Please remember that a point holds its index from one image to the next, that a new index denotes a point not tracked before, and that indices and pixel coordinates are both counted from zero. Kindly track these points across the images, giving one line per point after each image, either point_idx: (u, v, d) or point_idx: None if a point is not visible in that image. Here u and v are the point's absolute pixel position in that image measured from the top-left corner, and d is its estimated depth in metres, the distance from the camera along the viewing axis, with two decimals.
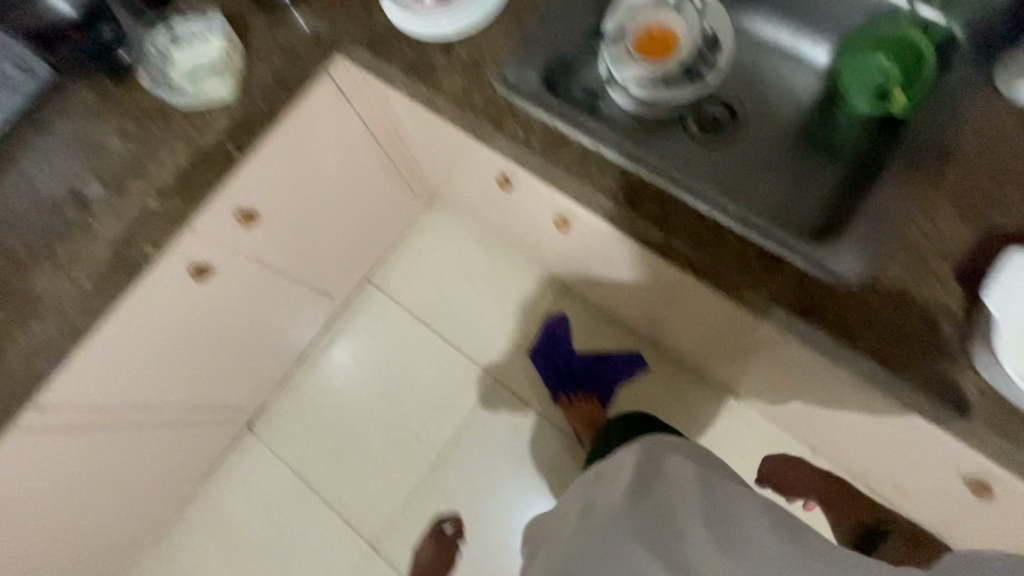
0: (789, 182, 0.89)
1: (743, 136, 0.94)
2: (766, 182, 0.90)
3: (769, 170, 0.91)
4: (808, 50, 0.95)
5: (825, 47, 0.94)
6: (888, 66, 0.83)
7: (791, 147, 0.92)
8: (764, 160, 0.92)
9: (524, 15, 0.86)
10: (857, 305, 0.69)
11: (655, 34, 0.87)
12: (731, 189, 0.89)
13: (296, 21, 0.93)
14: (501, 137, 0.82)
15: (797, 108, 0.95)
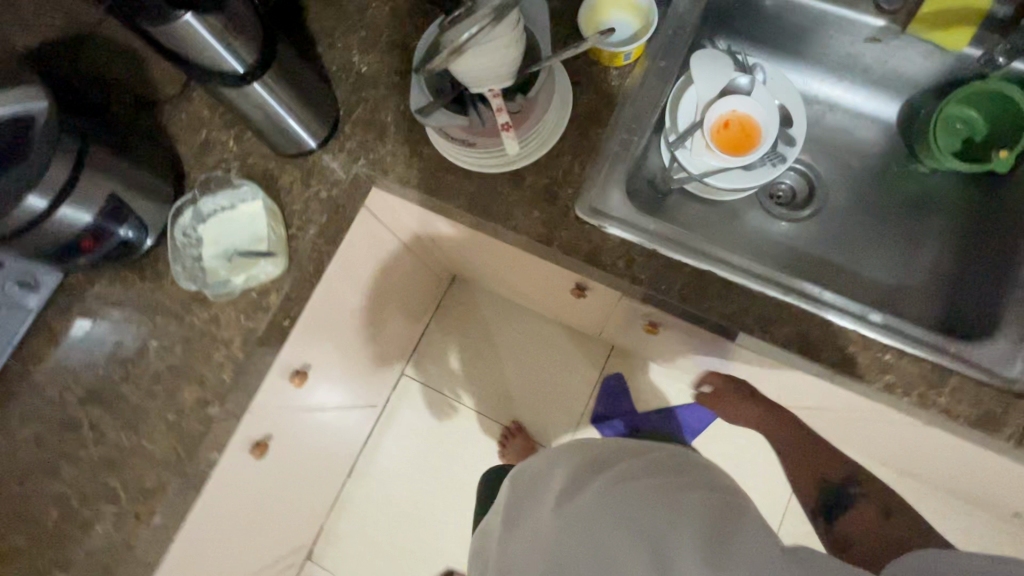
0: (887, 253, 0.85)
1: (825, 207, 0.90)
2: (862, 255, 0.86)
3: (861, 242, 0.87)
4: (876, 105, 0.90)
5: (895, 102, 0.88)
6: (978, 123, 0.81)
7: (878, 212, 0.88)
8: (855, 234, 0.88)
9: (595, 127, 0.77)
10: None
11: (732, 124, 0.81)
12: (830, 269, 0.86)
13: (331, 167, 0.82)
14: (600, 271, 0.74)
15: (874, 166, 0.90)
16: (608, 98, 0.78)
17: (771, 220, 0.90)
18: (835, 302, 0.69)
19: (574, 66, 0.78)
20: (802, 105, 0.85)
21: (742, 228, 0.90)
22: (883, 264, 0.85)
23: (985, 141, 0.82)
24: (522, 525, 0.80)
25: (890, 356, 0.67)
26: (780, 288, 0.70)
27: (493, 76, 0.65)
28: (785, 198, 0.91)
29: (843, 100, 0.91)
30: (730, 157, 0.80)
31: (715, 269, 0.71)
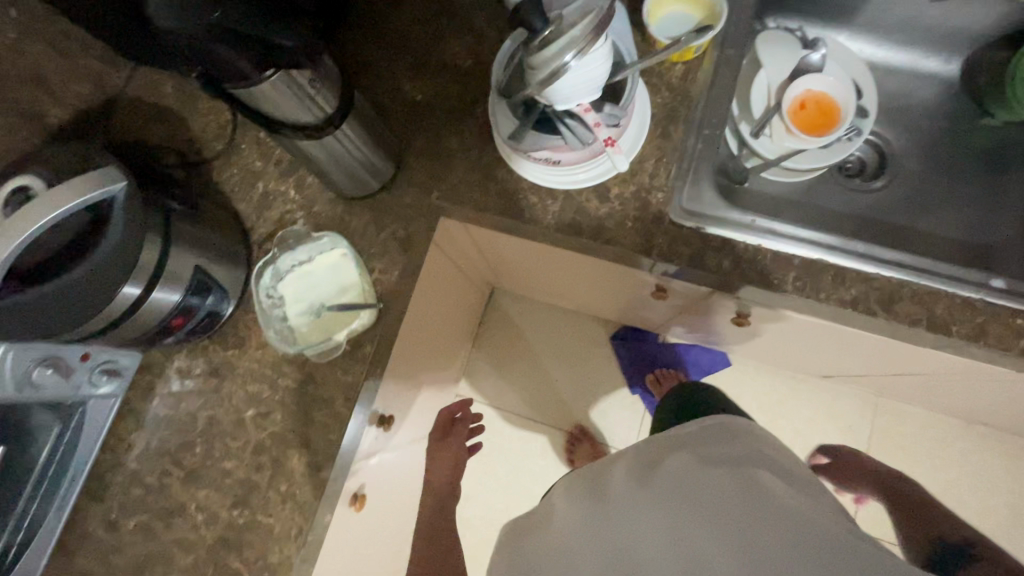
0: (971, 211, 0.84)
1: (899, 173, 0.89)
2: (944, 216, 0.85)
3: (941, 202, 0.86)
4: (934, 66, 0.88)
5: (955, 60, 0.87)
6: None
7: (953, 171, 0.87)
8: (934, 197, 0.86)
9: (673, 128, 0.75)
10: None
11: (808, 103, 0.79)
12: (915, 236, 0.85)
13: (401, 203, 0.79)
14: (707, 273, 0.72)
15: (941, 127, 0.89)
16: (683, 95, 0.76)
17: (847, 194, 0.89)
18: (953, 271, 0.67)
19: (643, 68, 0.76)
20: (870, 75, 0.83)
21: (819, 205, 0.88)
22: (968, 222, 0.84)
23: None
24: (562, 529, 0.68)
25: (1021, 320, 0.66)
26: (894, 265, 0.68)
27: (583, 91, 0.63)
28: (855, 170, 0.90)
29: (899, 63, 0.90)
30: (813, 137, 0.77)
31: (825, 256, 0.69)
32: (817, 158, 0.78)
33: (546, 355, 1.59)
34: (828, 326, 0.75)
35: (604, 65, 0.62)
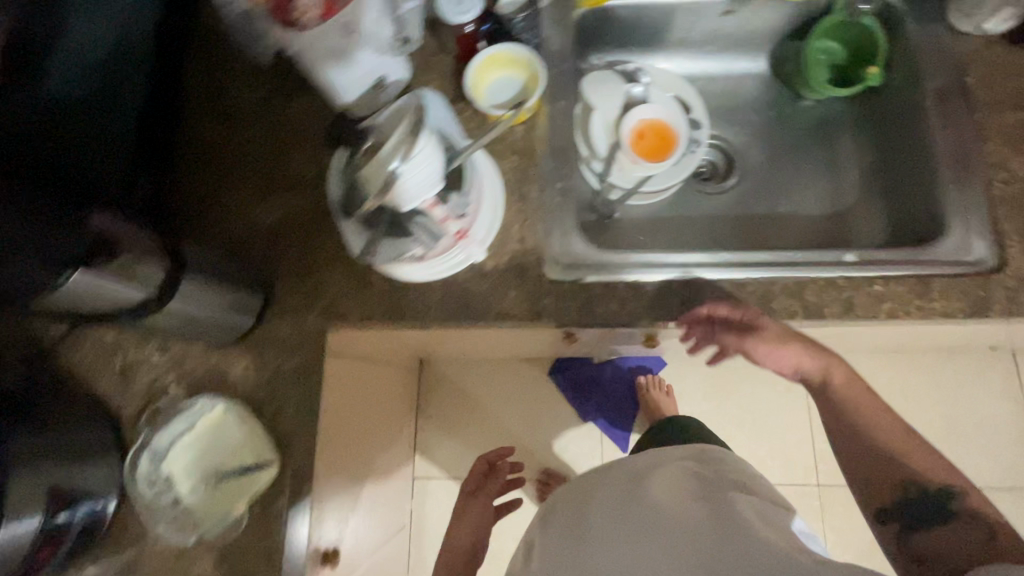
0: (815, 186, 0.91)
1: (746, 167, 0.95)
2: (796, 196, 0.92)
3: (789, 185, 0.93)
4: (746, 65, 0.96)
5: (761, 57, 0.95)
6: (836, 45, 0.89)
7: (791, 153, 0.94)
8: (783, 180, 0.93)
9: (526, 190, 0.76)
10: (1015, 274, 0.70)
11: (645, 132, 0.83)
12: (775, 222, 0.91)
13: (276, 335, 0.74)
14: (597, 322, 0.72)
15: (769, 116, 0.96)
16: (529, 153, 0.77)
17: (709, 198, 0.94)
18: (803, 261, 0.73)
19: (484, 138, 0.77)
20: (693, 89, 0.89)
21: (687, 214, 0.93)
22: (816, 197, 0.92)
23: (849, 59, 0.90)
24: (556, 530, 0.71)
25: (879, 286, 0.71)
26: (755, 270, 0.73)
27: (424, 188, 0.60)
28: (709, 174, 0.96)
29: (717, 69, 0.96)
30: (658, 163, 0.81)
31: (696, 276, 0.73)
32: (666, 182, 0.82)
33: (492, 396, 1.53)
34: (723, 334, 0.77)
35: (432, 161, 0.58)
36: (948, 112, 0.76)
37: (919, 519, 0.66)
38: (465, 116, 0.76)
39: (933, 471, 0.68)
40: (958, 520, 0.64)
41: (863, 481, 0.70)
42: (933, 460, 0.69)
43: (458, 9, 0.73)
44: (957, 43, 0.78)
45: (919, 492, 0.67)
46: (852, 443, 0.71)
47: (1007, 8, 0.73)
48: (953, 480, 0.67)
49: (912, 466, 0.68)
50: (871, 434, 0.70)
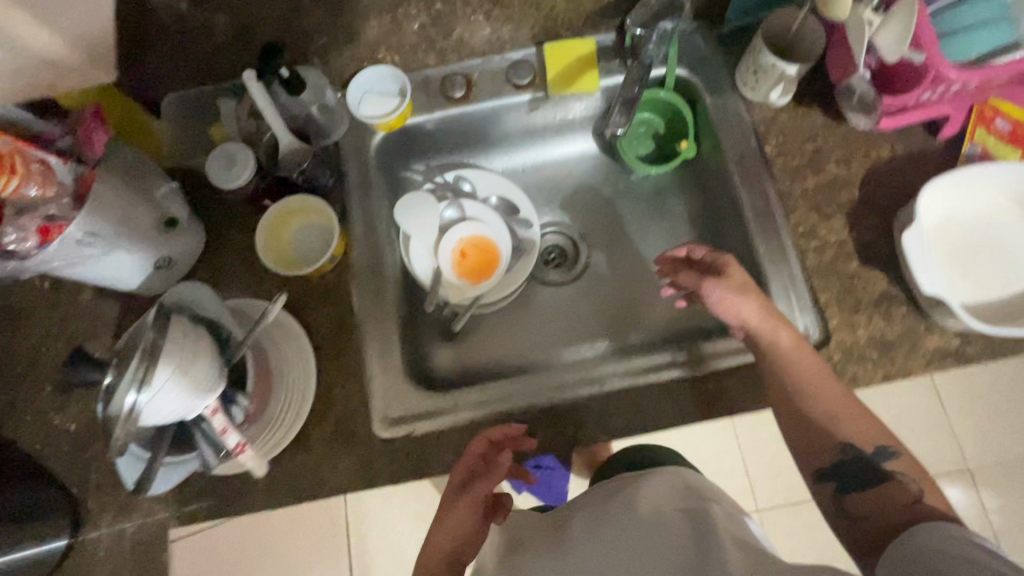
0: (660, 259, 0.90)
1: (593, 249, 0.93)
2: (642, 268, 0.90)
3: (637, 260, 0.91)
4: (574, 147, 0.94)
5: (586, 137, 0.93)
6: (653, 121, 0.88)
7: (634, 226, 0.92)
8: (630, 257, 0.91)
9: (345, 344, 0.72)
10: (838, 345, 0.70)
11: (467, 250, 0.81)
12: (628, 303, 0.89)
13: (97, 552, 0.68)
14: (436, 473, 0.68)
15: (610, 192, 0.94)
16: (343, 305, 0.73)
17: (561, 287, 0.91)
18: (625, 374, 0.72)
19: (292, 298, 0.73)
20: (517, 188, 0.86)
21: (540, 309, 0.90)
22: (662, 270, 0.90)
23: (667, 129, 0.88)
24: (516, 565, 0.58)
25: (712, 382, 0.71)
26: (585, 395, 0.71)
27: (193, 389, 0.56)
28: (558, 259, 0.93)
29: (553, 150, 0.94)
30: (483, 282, 0.79)
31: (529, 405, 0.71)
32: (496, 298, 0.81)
33: (396, 507, 1.18)
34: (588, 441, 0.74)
35: (177, 381, 0.54)
36: (753, 187, 0.77)
37: (862, 483, 0.60)
38: (268, 280, 0.73)
39: (877, 434, 0.61)
40: (899, 481, 0.58)
41: (805, 442, 0.63)
42: (868, 421, 0.62)
43: (229, 174, 0.69)
44: (751, 114, 0.78)
45: (856, 457, 0.60)
46: (798, 404, 0.63)
47: (783, 84, 0.72)
48: (893, 443, 0.60)
49: (852, 431, 0.61)
50: (807, 393, 0.63)
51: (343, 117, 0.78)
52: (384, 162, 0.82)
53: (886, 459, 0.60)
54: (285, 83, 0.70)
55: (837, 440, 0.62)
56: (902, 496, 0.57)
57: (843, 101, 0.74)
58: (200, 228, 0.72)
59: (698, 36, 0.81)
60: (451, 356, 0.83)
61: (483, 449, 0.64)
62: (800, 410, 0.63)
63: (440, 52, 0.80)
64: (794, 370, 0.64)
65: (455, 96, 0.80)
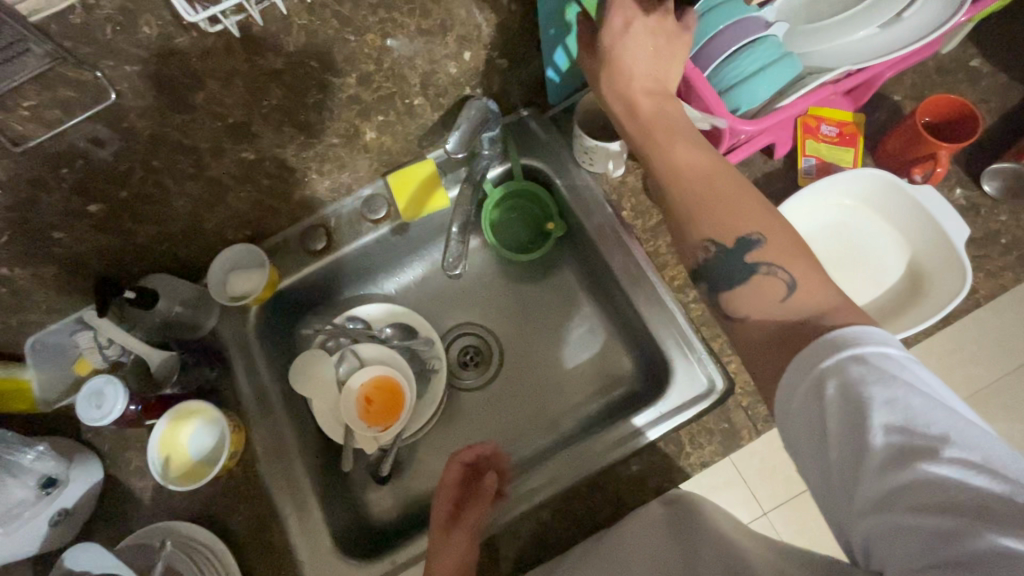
0: (569, 331, 0.87)
1: (500, 342, 0.89)
2: (555, 344, 0.87)
3: (549, 337, 0.88)
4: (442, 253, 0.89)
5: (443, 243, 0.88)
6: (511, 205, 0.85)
7: (535, 304, 0.89)
8: (539, 339, 0.88)
9: (267, 536, 0.70)
10: (743, 388, 0.70)
11: (373, 395, 0.80)
12: (551, 385, 0.85)
13: None
14: None
15: (502, 278, 0.91)
16: (258, 497, 0.72)
17: (481, 390, 0.87)
18: (561, 473, 0.71)
19: (203, 506, 0.71)
20: (407, 311, 0.86)
21: (467, 420, 0.85)
22: (572, 342, 0.87)
23: (538, 210, 0.85)
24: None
25: (636, 464, 0.70)
26: (533, 509, 0.69)
27: None
28: (468, 358, 0.88)
29: (435, 257, 0.90)
30: (396, 422, 0.79)
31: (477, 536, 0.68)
32: (416, 430, 0.81)
33: None
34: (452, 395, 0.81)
35: None
36: (619, 253, 0.78)
37: (723, 275, 0.52)
38: (178, 496, 0.71)
39: (745, 216, 0.52)
40: (768, 274, 0.49)
41: (671, 220, 0.56)
42: (740, 197, 0.53)
43: (100, 412, 0.67)
44: (599, 185, 0.80)
45: (717, 252, 0.53)
46: (659, 162, 0.57)
47: (612, 159, 0.76)
48: (759, 227, 0.51)
49: (714, 203, 0.53)
50: (673, 151, 0.56)
51: (211, 306, 0.77)
52: (269, 334, 0.80)
53: (745, 252, 0.51)
54: (135, 303, 0.70)
55: (701, 239, 0.54)
56: (769, 290, 0.49)
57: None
58: (96, 459, 0.72)
59: (533, 123, 0.83)
60: (391, 497, 0.80)
61: (459, 475, 0.66)
62: (670, 170, 0.56)
63: (289, 214, 0.79)
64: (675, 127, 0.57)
65: (317, 248, 0.80)
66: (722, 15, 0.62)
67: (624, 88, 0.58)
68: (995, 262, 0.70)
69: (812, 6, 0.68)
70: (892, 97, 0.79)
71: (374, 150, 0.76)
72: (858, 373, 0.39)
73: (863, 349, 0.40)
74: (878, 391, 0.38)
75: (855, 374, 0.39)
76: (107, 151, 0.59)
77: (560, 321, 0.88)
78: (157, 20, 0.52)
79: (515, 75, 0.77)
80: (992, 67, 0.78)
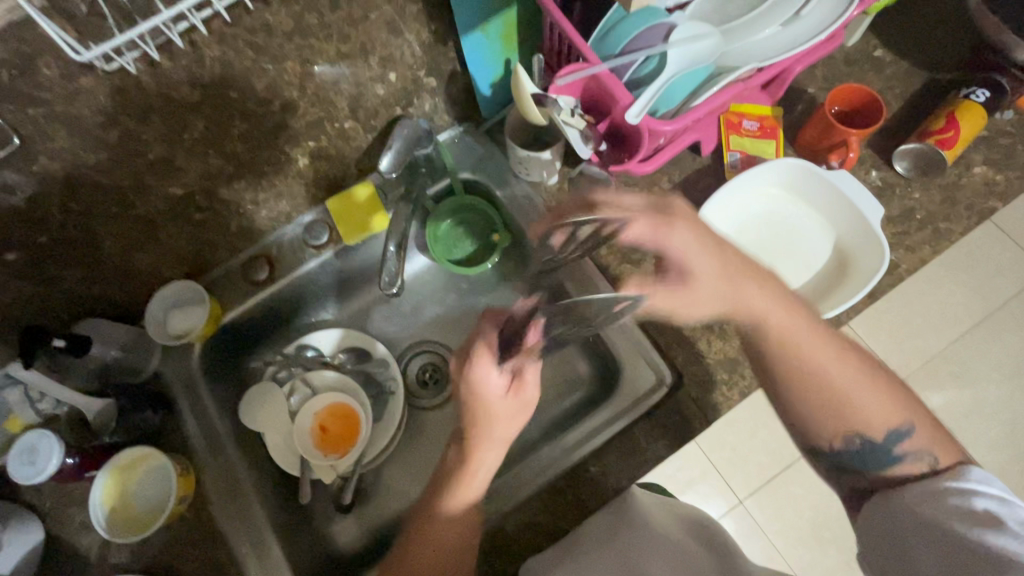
0: None
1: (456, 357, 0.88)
2: None
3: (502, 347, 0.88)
4: None
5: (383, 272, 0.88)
6: (455, 219, 0.85)
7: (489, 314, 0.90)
8: None
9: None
10: (691, 379, 0.72)
11: (327, 422, 0.79)
12: None
13: None
14: None
15: (455, 292, 0.91)
16: (212, 542, 0.69)
17: (442, 408, 0.86)
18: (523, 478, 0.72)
19: (154, 557, 0.68)
20: (358, 332, 0.85)
21: (429, 439, 0.84)
22: None
23: (482, 221, 0.85)
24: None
25: (594, 466, 0.70)
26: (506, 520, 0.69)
27: None
28: (427, 376, 0.88)
29: None
30: (354, 448, 0.77)
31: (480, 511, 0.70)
32: (376, 453, 0.80)
33: None
34: (399, 413, 0.82)
35: None
36: (562, 257, 0.79)
37: (857, 462, 0.62)
38: (128, 549, 0.68)
39: (895, 410, 0.60)
40: (915, 460, 0.59)
41: (791, 412, 0.64)
42: (876, 399, 0.61)
43: (34, 469, 0.64)
44: (538, 194, 0.81)
45: (863, 443, 0.61)
46: (830, 421, 0.62)
47: (546, 168, 0.77)
48: (906, 417, 0.61)
49: (861, 408, 0.60)
50: (819, 369, 0.61)
51: (151, 347, 0.75)
52: (215, 371, 0.78)
53: (897, 441, 0.60)
54: (66, 350, 0.66)
55: (851, 428, 0.61)
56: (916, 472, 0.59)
57: (582, 167, 0.80)
58: (36, 518, 0.68)
59: (468, 138, 0.84)
60: (355, 526, 0.78)
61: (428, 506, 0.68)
62: (800, 380, 0.62)
63: (227, 246, 0.77)
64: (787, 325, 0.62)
65: (258, 279, 0.78)
66: (632, 24, 0.65)
67: (766, 328, 0.62)
68: (913, 238, 0.74)
69: (723, 8, 0.70)
70: (807, 89, 0.83)
71: (309, 176, 0.76)
72: (963, 505, 0.54)
73: (982, 488, 0.55)
74: (998, 522, 0.52)
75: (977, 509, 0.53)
76: (20, 197, 0.57)
77: None
78: (58, 62, 0.52)
79: (445, 92, 0.78)
80: (894, 56, 0.84)
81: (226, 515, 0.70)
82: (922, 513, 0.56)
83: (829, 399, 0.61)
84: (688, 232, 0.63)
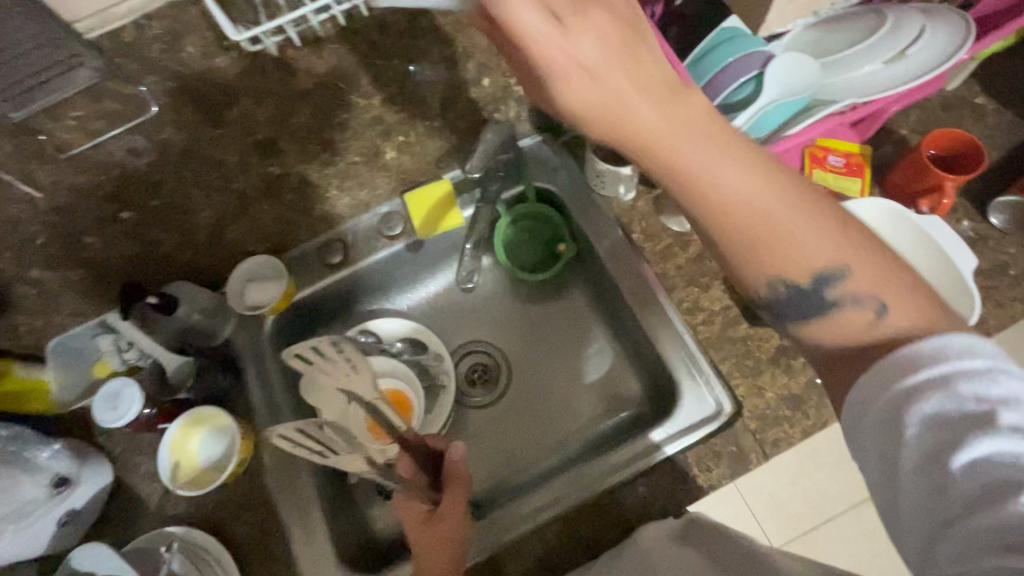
0: (575, 354, 0.88)
1: (509, 361, 0.89)
2: (557, 368, 0.88)
3: (553, 356, 0.88)
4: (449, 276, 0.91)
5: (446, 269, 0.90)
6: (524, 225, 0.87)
7: (545, 321, 0.90)
8: (547, 358, 0.88)
9: (273, 543, 0.70)
10: (750, 411, 0.70)
11: None
12: (558, 411, 0.85)
13: None
14: None
15: (514, 295, 0.92)
16: (264, 506, 0.72)
17: (489, 408, 0.87)
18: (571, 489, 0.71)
19: (209, 512, 0.71)
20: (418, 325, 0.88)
21: (473, 438, 0.85)
22: (573, 367, 0.87)
23: (551, 230, 0.86)
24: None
25: (641, 486, 0.69)
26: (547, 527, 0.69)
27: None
28: (479, 375, 0.89)
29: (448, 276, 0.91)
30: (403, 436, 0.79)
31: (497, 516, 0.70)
32: None
33: None
34: (448, 409, 0.84)
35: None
36: (628, 274, 0.79)
37: (791, 314, 0.47)
38: (187, 502, 0.72)
39: (809, 253, 0.43)
40: (855, 306, 0.44)
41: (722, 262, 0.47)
42: (811, 232, 0.43)
43: (114, 414, 0.69)
44: (610, 208, 0.82)
45: (790, 290, 0.46)
46: (743, 258, 0.45)
47: (623, 182, 0.78)
48: (842, 257, 0.43)
49: (782, 235, 0.43)
50: (713, 189, 0.42)
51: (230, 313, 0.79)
52: (283, 344, 0.82)
53: (827, 285, 0.44)
54: (157, 308, 0.71)
55: (759, 264, 0.45)
56: (854, 321, 0.44)
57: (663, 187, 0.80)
58: (110, 461, 0.73)
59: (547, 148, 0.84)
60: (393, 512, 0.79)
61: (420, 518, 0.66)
62: (756, 247, 0.43)
63: None
64: (667, 134, 0.41)
65: None
66: (728, 52, 0.66)
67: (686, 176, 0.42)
68: (1004, 293, 0.71)
69: (821, 42, 0.70)
70: (899, 130, 0.80)
71: (393, 168, 0.79)
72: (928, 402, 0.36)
73: (956, 365, 0.37)
74: (983, 428, 0.34)
75: (958, 429, 0.35)
76: None
77: (568, 338, 0.89)
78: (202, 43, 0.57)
79: (532, 100, 0.80)
80: (998, 104, 0.80)
81: (278, 483, 0.73)
82: (875, 420, 0.39)
83: (748, 229, 0.43)
84: (651, 59, 0.41)
